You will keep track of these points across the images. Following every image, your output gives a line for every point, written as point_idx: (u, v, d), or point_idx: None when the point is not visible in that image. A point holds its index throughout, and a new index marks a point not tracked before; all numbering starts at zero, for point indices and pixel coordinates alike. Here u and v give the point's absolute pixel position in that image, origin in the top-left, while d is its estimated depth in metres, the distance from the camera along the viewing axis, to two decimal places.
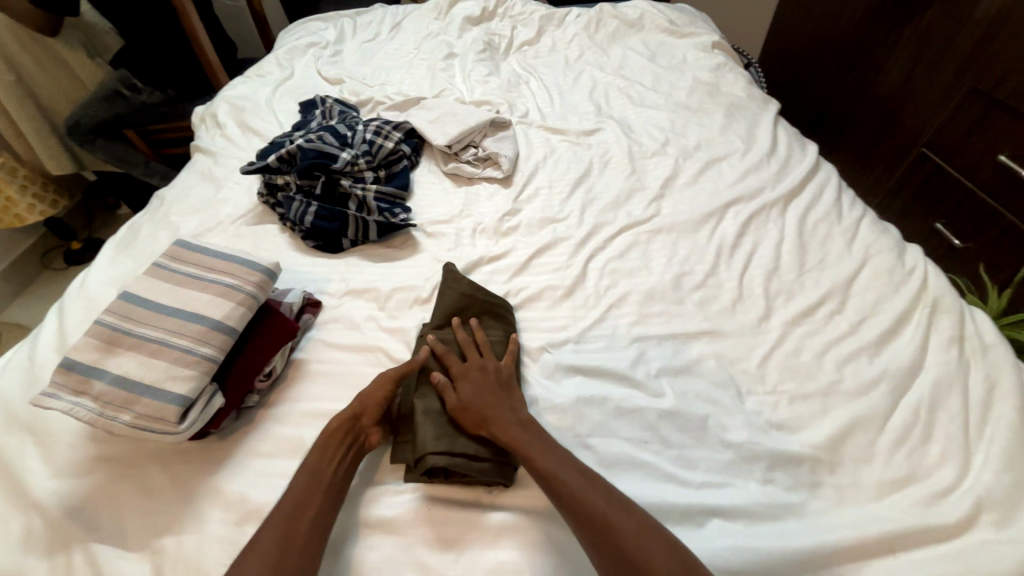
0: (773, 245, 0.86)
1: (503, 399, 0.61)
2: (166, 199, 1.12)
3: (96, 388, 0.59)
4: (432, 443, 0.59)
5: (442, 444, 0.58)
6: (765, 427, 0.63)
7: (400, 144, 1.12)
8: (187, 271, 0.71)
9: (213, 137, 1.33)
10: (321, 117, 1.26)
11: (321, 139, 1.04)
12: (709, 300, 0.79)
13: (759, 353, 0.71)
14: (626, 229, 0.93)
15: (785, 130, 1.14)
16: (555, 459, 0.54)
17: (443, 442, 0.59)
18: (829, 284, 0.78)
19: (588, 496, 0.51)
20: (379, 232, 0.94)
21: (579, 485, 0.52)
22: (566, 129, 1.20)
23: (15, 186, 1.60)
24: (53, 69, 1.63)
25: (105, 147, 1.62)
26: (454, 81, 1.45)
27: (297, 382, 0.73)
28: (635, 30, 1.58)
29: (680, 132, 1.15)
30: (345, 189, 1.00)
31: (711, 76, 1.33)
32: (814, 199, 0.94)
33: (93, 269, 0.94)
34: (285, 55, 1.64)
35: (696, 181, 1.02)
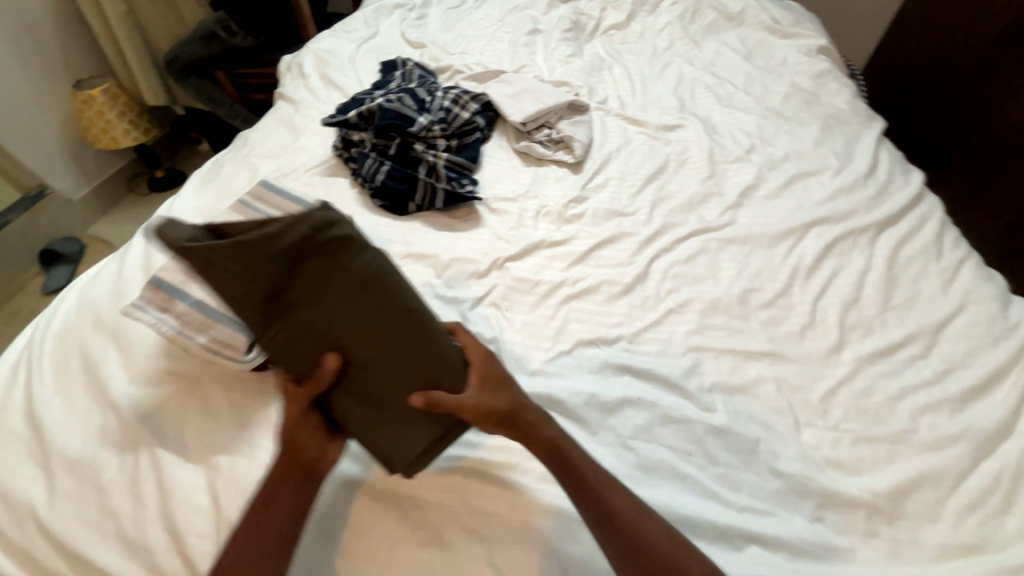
0: (856, 274, 0.80)
1: (483, 395, 0.53)
2: (249, 141, 1.18)
3: (178, 308, 0.64)
4: (403, 452, 0.54)
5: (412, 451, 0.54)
6: (820, 463, 0.59)
7: (475, 116, 1.12)
8: (267, 211, 0.74)
9: (296, 87, 1.37)
10: (401, 79, 1.27)
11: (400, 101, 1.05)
12: (776, 321, 0.75)
13: (825, 386, 0.66)
14: (695, 234, 0.89)
15: (888, 152, 1.05)
16: (579, 468, 0.52)
17: (413, 446, 0.54)
18: (915, 326, 0.72)
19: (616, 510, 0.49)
20: (444, 201, 0.95)
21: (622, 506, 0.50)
22: (645, 122, 1.15)
23: (115, 111, 1.72)
24: (160, 5, 1.72)
25: (196, 85, 1.73)
26: (535, 58, 1.42)
27: None
28: (733, 24, 1.48)
29: (768, 139, 1.08)
30: (416, 153, 1.01)
31: (812, 83, 1.23)
32: (911, 232, 0.86)
33: (180, 198, 1.01)
34: (373, 14, 1.66)
35: (779, 194, 0.95)
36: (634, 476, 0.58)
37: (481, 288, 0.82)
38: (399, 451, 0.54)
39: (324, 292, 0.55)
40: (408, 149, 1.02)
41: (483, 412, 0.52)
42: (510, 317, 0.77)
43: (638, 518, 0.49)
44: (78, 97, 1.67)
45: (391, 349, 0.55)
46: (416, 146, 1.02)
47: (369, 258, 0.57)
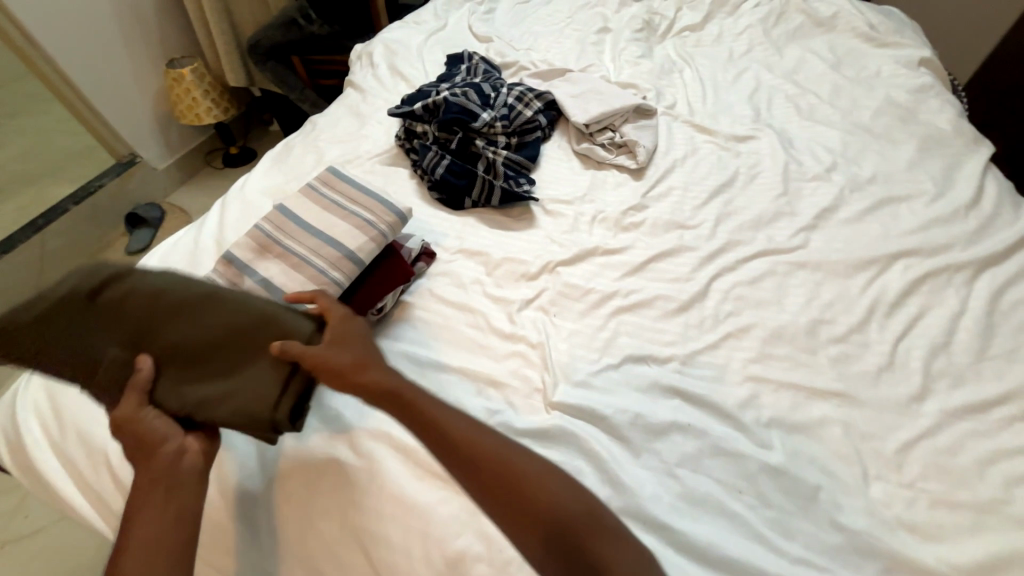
0: (947, 316, 0.72)
1: (329, 350, 0.56)
2: (318, 126, 1.23)
3: (246, 284, 0.67)
4: (262, 403, 0.55)
5: (271, 396, 0.55)
6: (890, 523, 0.54)
7: (538, 115, 1.10)
8: (333, 197, 0.76)
9: (365, 75, 1.41)
10: (466, 73, 1.28)
11: (465, 95, 1.06)
12: (849, 358, 0.69)
13: (902, 437, 0.60)
14: (762, 255, 0.83)
15: (997, 180, 0.93)
16: (479, 440, 0.52)
17: (269, 392, 0.55)
18: (1015, 382, 0.64)
19: (540, 482, 0.49)
20: (500, 200, 0.94)
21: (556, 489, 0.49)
22: (715, 131, 1.09)
23: (200, 89, 1.84)
24: None
25: (273, 69, 1.82)
26: (602, 57, 1.38)
27: (401, 323, 0.76)
28: (822, 30, 1.37)
29: (853, 158, 0.99)
30: (477, 148, 1.01)
31: (909, 99, 1.12)
32: (1019, 274, 0.76)
33: (252, 177, 1.06)
34: (443, 7, 1.68)
35: (861, 219, 0.87)
36: (677, 507, 0.55)
37: (532, 290, 0.81)
38: (261, 405, 0.55)
39: (102, 323, 0.59)
40: (468, 145, 1.02)
41: (325, 363, 0.54)
42: (559, 323, 0.76)
43: (452, 421, 0.53)
44: (170, 75, 1.81)
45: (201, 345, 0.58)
46: (477, 142, 1.02)
47: (139, 284, 0.60)
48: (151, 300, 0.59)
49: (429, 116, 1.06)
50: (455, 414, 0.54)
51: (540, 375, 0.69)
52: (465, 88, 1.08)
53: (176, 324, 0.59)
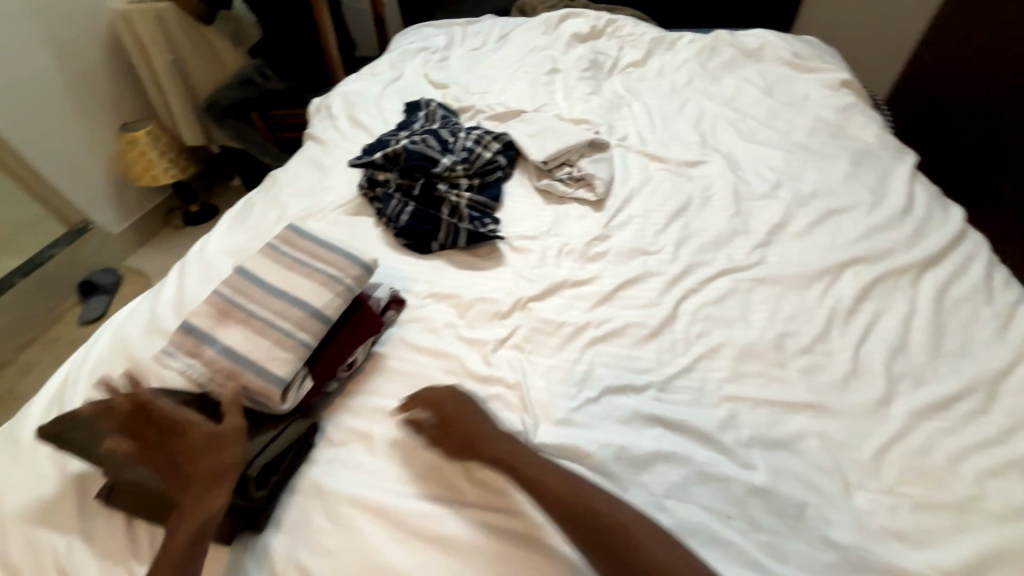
0: (900, 318, 0.75)
1: (466, 419, 0.62)
2: (279, 180, 1.22)
3: (206, 354, 0.63)
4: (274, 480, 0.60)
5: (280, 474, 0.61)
6: (878, 533, 0.54)
7: (497, 156, 1.14)
8: (294, 255, 0.73)
9: (325, 128, 1.43)
10: (425, 119, 1.32)
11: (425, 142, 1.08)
12: (816, 368, 0.71)
13: (876, 443, 0.62)
14: (724, 274, 0.86)
15: (924, 187, 1.01)
16: (586, 499, 0.54)
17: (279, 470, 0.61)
18: (971, 376, 0.67)
19: (636, 536, 0.51)
20: (466, 241, 0.95)
21: (652, 546, 0.50)
22: (666, 158, 1.14)
23: (156, 150, 1.83)
24: (203, 54, 1.85)
25: (233, 126, 1.83)
26: (555, 96, 1.45)
27: (374, 376, 0.74)
28: (753, 60, 1.49)
29: (795, 175, 1.06)
30: (439, 193, 1.03)
31: (837, 117, 1.21)
32: (957, 272, 0.81)
33: (212, 238, 1.04)
34: (398, 58, 1.74)
35: (810, 232, 0.92)
36: None
37: (504, 327, 0.81)
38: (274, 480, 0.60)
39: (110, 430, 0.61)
40: (430, 189, 1.04)
41: (456, 429, 0.61)
42: (533, 359, 0.75)
43: (535, 469, 0.56)
44: (123, 138, 1.79)
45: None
46: (439, 186, 1.03)
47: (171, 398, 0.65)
48: None
49: (391, 164, 1.09)
50: (533, 462, 0.58)
51: (519, 416, 0.67)
52: (424, 135, 1.11)
53: None
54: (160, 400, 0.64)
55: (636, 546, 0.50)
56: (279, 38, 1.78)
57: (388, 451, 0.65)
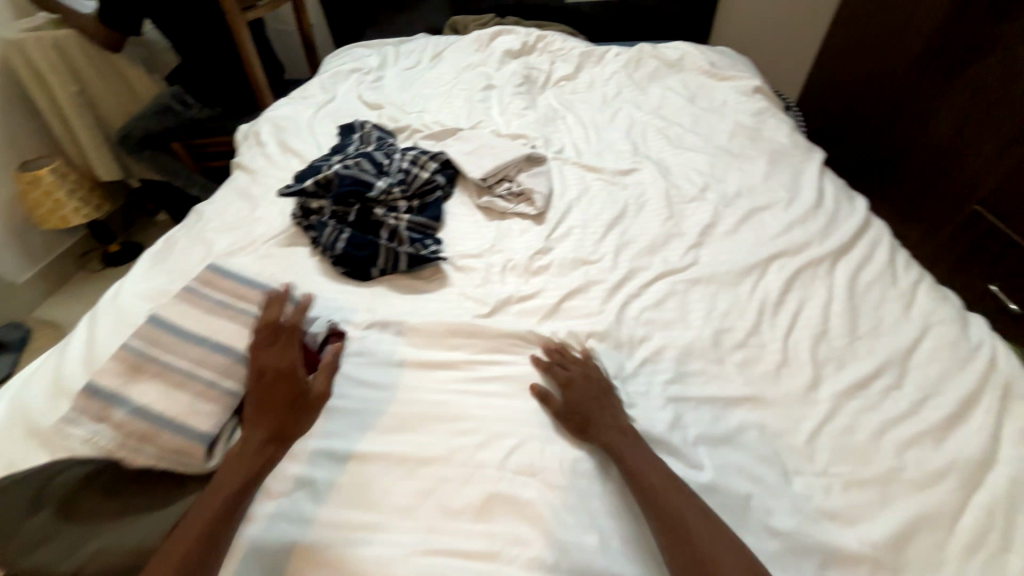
0: (821, 306, 0.80)
1: (598, 402, 0.67)
2: (204, 214, 1.15)
3: (115, 416, 0.56)
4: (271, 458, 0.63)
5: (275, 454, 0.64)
6: (815, 515, 0.57)
7: (435, 175, 1.12)
8: (217, 298, 0.69)
9: (253, 155, 1.36)
10: (359, 142, 1.29)
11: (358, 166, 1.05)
12: (751, 362, 0.74)
13: (806, 428, 0.65)
14: (662, 277, 0.89)
15: (831, 181, 1.10)
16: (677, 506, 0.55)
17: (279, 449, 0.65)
18: (884, 354, 0.72)
19: (714, 551, 0.51)
20: (407, 265, 0.93)
21: (724, 558, 0.51)
22: (601, 168, 1.18)
23: (64, 190, 1.66)
24: (112, 83, 1.73)
25: (152, 158, 1.71)
26: (491, 112, 1.47)
27: (314, 415, 0.69)
28: (674, 70, 1.58)
29: (720, 177, 1.12)
30: (377, 217, 1.00)
31: (753, 121, 1.30)
32: (865, 258, 0.88)
33: (128, 282, 0.95)
34: (330, 80, 1.70)
35: (737, 230, 0.98)
36: None
37: (451, 352, 0.79)
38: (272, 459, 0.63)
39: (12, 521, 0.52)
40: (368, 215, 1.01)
41: (571, 408, 0.67)
42: (483, 383, 0.74)
43: (639, 465, 0.59)
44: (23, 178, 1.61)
45: (139, 516, 0.54)
46: (377, 211, 1.01)
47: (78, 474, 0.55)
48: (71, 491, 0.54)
49: (324, 191, 1.05)
50: (646, 458, 0.60)
51: (472, 444, 0.66)
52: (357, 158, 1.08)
53: (91, 508, 0.54)
54: (70, 470, 0.55)
55: (713, 558, 0.51)
56: (197, 62, 1.66)
57: (334, 497, 0.61)
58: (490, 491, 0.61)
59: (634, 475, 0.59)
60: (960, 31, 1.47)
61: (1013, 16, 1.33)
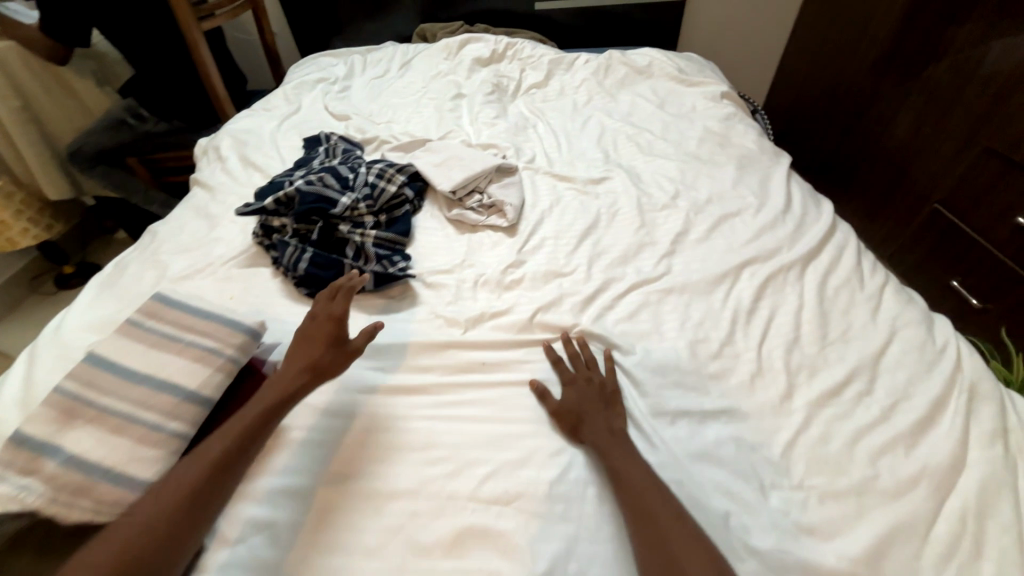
0: (792, 312, 0.81)
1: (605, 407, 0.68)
2: (158, 235, 1.08)
3: (44, 469, 0.51)
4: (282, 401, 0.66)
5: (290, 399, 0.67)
6: (793, 531, 0.56)
7: (403, 188, 1.09)
8: (162, 331, 0.64)
9: (213, 171, 1.30)
10: (325, 154, 1.24)
11: (322, 181, 1.02)
12: (726, 372, 0.74)
13: (782, 440, 0.64)
14: (636, 287, 0.88)
15: (798, 185, 1.11)
16: (666, 532, 0.53)
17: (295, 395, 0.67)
18: (855, 360, 0.72)
19: None
20: (374, 284, 0.89)
21: None
22: (573, 177, 1.17)
23: (11, 211, 1.59)
24: (59, 96, 1.64)
25: (106, 174, 1.62)
26: (461, 122, 1.44)
27: (275, 452, 0.65)
28: (643, 77, 1.59)
29: (691, 184, 1.12)
30: (343, 234, 0.97)
31: (721, 126, 1.31)
32: (833, 262, 0.89)
33: (72, 313, 0.89)
34: (294, 90, 1.64)
35: (708, 238, 0.98)
36: None
37: (422, 375, 0.76)
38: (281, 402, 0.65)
39: None
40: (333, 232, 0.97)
41: (567, 411, 0.68)
42: (455, 407, 0.72)
43: (636, 480, 0.58)
44: None
45: None
46: (342, 228, 0.97)
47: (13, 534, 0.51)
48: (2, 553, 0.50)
49: (287, 208, 1.01)
50: (647, 475, 0.59)
51: (443, 474, 0.63)
52: (321, 173, 1.04)
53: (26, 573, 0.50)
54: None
55: None
56: (152, 73, 1.59)
57: (297, 541, 0.58)
58: (463, 523, 0.59)
59: (624, 484, 0.58)
60: (913, 36, 1.52)
61: (961, 21, 1.38)
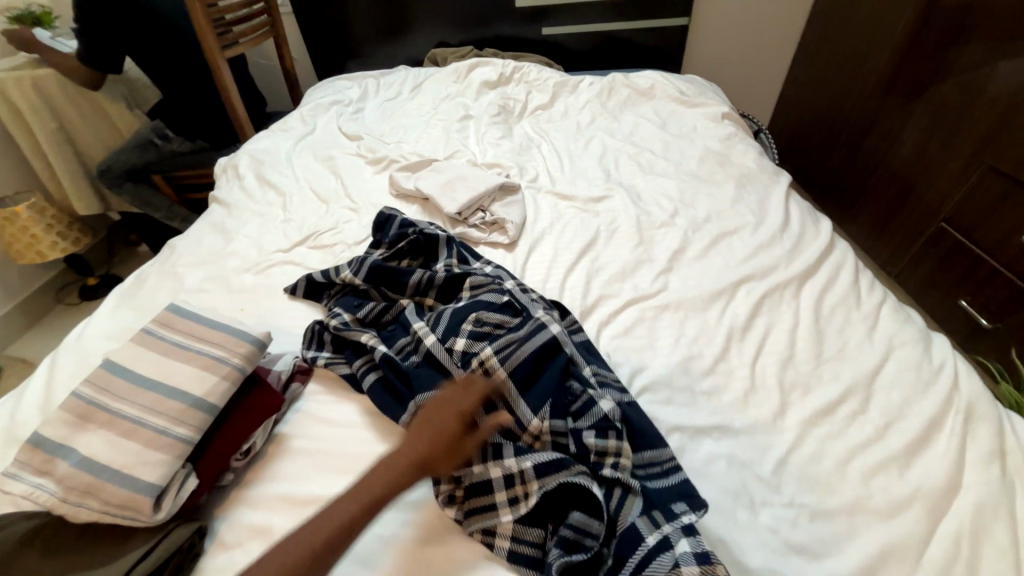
0: (787, 330, 0.81)
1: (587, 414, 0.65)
2: (176, 250, 1.14)
3: (59, 469, 0.54)
4: None
5: None
6: (783, 549, 0.56)
7: (541, 302, 0.83)
8: (176, 340, 0.67)
9: (231, 188, 1.37)
10: (389, 284, 0.89)
11: (492, 327, 0.76)
12: (719, 389, 0.74)
13: (773, 458, 0.65)
14: (632, 304, 0.90)
15: (797, 204, 1.12)
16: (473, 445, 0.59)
17: None
18: (849, 379, 0.72)
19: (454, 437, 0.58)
20: (641, 557, 0.52)
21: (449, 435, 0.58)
22: (574, 196, 1.20)
23: (41, 225, 1.67)
24: (93, 119, 1.74)
25: (132, 190, 1.70)
26: (468, 142, 1.50)
27: (276, 460, 0.68)
28: (646, 98, 1.63)
29: (690, 202, 1.14)
30: (566, 433, 0.64)
31: (722, 146, 1.34)
32: (830, 280, 0.89)
33: (92, 322, 0.93)
34: (309, 112, 1.72)
35: (706, 255, 0.99)
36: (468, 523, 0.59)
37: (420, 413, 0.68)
38: None
39: None
40: (549, 423, 0.63)
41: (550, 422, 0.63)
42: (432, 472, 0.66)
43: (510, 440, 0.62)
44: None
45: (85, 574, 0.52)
46: (565, 418, 0.65)
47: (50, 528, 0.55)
48: (10, 546, 0.52)
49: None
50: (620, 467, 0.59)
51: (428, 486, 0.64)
52: (472, 308, 0.78)
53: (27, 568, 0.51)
54: (20, 524, 0.54)
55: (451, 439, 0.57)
56: (179, 98, 1.69)
57: None
58: (450, 540, 0.59)
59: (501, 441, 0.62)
60: (917, 57, 1.54)
61: (963, 42, 1.39)
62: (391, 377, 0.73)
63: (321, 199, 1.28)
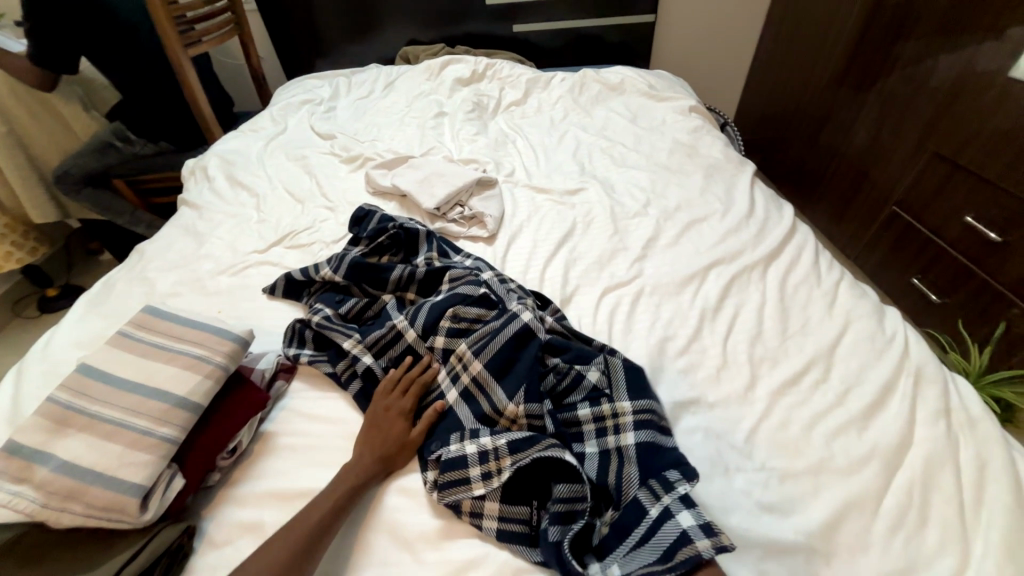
0: (755, 309, 0.86)
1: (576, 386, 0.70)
2: (145, 254, 1.11)
3: (38, 475, 0.53)
4: None
5: None
6: (756, 509, 0.60)
7: (518, 291, 0.85)
8: (154, 341, 0.66)
9: (200, 190, 1.33)
10: (369, 278, 0.90)
11: (469, 323, 0.77)
12: (694, 367, 0.78)
13: (745, 427, 0.69)
14: (609, 291, 0.93)
15: (761, 191, 1.18)
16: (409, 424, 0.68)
17: None
18: (812, 351, 0.77)
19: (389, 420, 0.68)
20: (648, 527, 0.56)
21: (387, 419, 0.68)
22: (550, 189, 1.22)
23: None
24: (48, 122, 1.67)
25: (91, 196, 1.63)
26: (443, 139, 1.50)
27: (263, 457, 0.68)
28: (617, 93, 1.67)
29: (661, 192, 1.18)
30: (541, 415, 0.66)
31: (690, 138, 1.38)
32: (793, 261, 0.95)
33: (59, 330, 0.90)
34: (279, 111, 1.68)
35: (678, 242, 1.03)
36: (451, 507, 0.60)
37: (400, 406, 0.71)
38: None
39: None
40: (525, 407, 0.66)
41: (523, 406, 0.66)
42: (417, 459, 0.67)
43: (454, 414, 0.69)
44: None
45: None
46: (541, 401, 0.67)
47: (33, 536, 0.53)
48: None
49: (443, 375, 0.74)
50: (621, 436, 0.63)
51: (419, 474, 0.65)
52: (450, 303, 0.79)
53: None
54: None
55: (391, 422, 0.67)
56: (140, 99, 1.64)
57: None
58: (443, 519, 0.61)
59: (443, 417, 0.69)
60: (865, 51, 1.63)
61: (905, 38, 1.49)
62: (377, 380, 0.75)
63: (296, 198, 1.27)
